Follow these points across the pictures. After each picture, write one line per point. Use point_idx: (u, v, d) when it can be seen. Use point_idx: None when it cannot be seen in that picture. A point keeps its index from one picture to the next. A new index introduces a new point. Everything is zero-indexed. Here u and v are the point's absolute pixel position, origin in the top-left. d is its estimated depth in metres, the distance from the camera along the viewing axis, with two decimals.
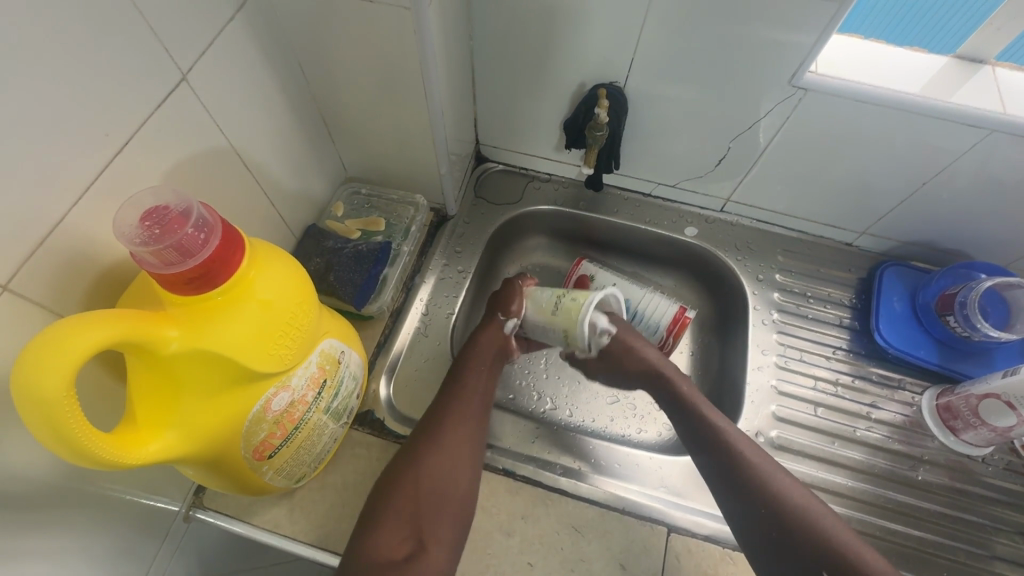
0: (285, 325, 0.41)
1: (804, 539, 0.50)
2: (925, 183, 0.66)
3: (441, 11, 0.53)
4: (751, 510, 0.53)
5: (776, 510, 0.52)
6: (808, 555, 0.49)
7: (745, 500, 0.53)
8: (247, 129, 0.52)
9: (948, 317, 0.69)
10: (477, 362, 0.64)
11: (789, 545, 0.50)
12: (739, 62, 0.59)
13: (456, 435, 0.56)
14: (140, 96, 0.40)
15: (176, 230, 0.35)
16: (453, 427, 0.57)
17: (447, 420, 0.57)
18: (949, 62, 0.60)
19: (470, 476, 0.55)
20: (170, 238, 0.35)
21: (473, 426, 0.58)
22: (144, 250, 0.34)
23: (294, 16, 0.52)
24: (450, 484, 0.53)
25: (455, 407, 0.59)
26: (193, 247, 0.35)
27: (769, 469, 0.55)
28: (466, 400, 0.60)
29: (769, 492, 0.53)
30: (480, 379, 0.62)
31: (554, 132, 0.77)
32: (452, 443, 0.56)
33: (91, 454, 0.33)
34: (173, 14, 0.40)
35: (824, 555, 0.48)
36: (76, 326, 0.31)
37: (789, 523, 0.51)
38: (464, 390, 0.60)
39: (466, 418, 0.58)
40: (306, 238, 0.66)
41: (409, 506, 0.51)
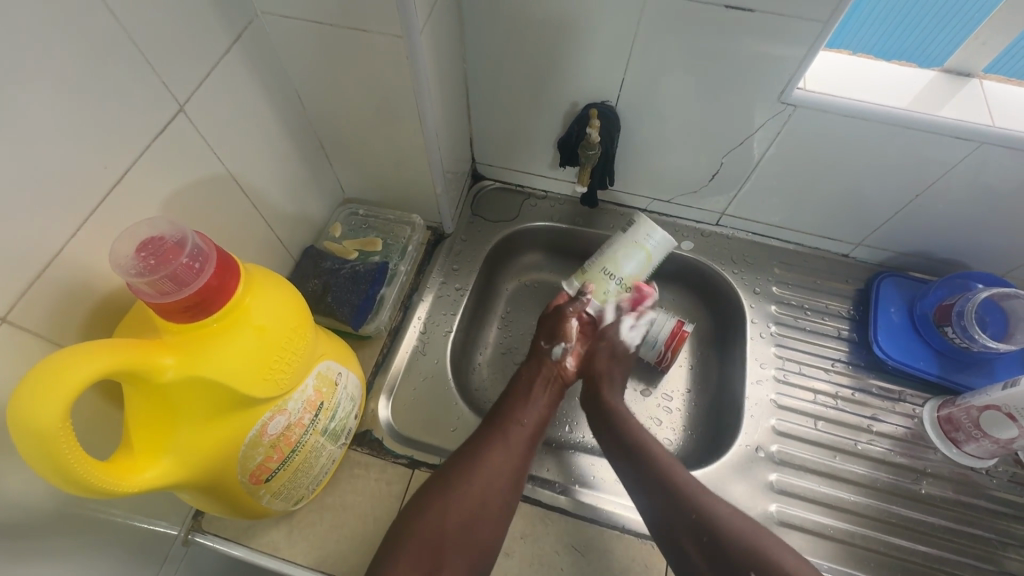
0: (282, 349, 0.42)
1: (739, 558, 0.49)
2: (918, 194, 0.66)
3: (434, 37, 0.55)
4: (684, 530, 0.52)
5: (710, 527, 0.51)
6: (746, 570, 0.48)
7: (678, 526, 0.53)
8: (244, 155, 0.53)
9: (946, 328, 0.69)
10: (528, 394, 0.65)
11: (726, 563, 0.49)
12: (728, 79, 0.61)
13: (497, 466, 0.57)
14: (140, 127, 0.41)
15: (170, 261, 0.36)
16: (497, 456, 0.57)
17: (493, 449, 0.58)
18: (937, 75, 0.61)
19: (503, 511, 0.55)
20: (164, 270, 0.35)
21: (517, 459, 0.58)
22: (139, 282, 0.35)
23: (290, 44, 0.53)
24: (481, 515, 0.53)
25: (500, 437, 0.59)
26: (187, 277, 0.36)
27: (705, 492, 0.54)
28: (514, 431, 0.60)
29: (703, 510, 0.52)
30: (529, 411, 0.63)
31: (549, 149, 0.78)
32: (491, 473, 0.56)
33: (88, 482, 0.33)
34: (172, 48, 0.42)
35: (762, 571, 0.47)
36: (72, 357, 0.32)
37: (726, 544, 0.50)
38: (504, 422, 0.61)
39: (510, 451, 0.59)
40: (304, 259, 0.67)
41: (434, 532, 0.51)
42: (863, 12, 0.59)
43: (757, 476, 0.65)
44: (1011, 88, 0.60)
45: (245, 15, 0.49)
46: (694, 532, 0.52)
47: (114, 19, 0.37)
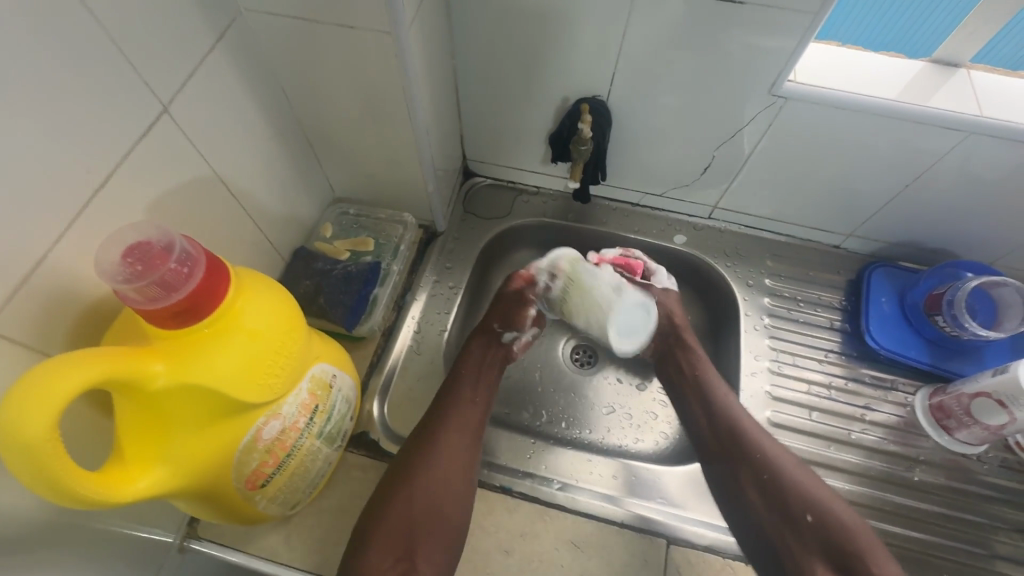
0: (276, 352, 0.41)
1: (798, 500, 0.56)
2: (908, 184, 0.67)
3: (423, 32, 0.54)
4: (750, 471, 0.59)
5: (771, 469, 0.58)
6: (802, 512, 0.55)
7: (749, 467, 0.59)
8: (232, 156, 0.52)
9: (936, 316, 0.69)
10: (479, 372, 0.66)
11: (784, 504, 0.56)
12: (719, 72, 0.60)
13: (452, 448, 0.58)
14: (121, 131, 0.40)
15: (157, 266, 0.35)
16: (449, 434, 0.58)
17: (445, 428, 0.59)
18: (925, 65, 0.61)
19: (465, 485, 0.56)
20: (151, 275, 0.35)
21: (469, 434, 0.59)
22: (128, 290, 0.34)
23: (275, 41, 0.52)
24: (443, 495, 0.55)
25: (451, 415, 0.60)
26: (176, 282, 0.35)
27: (769, 441, 0.60)
28: (464, 409, 0.61)
29: (768, 456, 0.59)
30: (477, 388, 0.64)
31: (541, 145, 0.78)
32: (446, 452, 0.57)
33: (77, 495, 0.33)
34: (153, 47, 0.41)
35: (817, 514, 0.55)
36: (59, 367, 0.31)
37: (787, 489, 0.57)
38: (457, 402, 0.61)
39: (462, 426, 0.60)
40: (296, 260, 0.66)
41: (401, 521, 0.53)
42: (847, 5, 0.59)
43: None
44: (998, 78, 0.60)
45: (229, 13, 0.48)
46: (757, 474, 0.58)
47: (93, 20, 0.36)
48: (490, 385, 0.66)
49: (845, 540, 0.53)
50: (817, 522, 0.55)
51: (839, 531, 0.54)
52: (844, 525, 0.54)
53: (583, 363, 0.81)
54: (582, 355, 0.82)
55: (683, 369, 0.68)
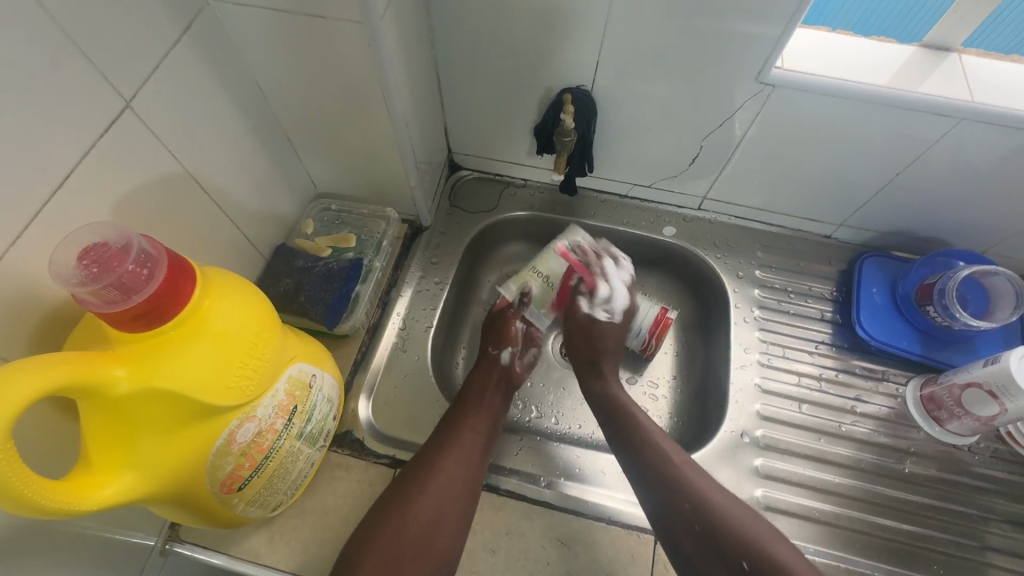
0: (247, 353, 0.40)
1: (732, 543, 0.50)
2: (899, 173, 0.65)
3: (398, 22, 0.52)
4: (679, 523, 0.53)
5: (703, 517, 0.52)
6: (738, 563, 0.49)
7: (685, 520, 0.53)
8: (203, 152, 0.51)
9: (927, 307, 0.68)
10: (481, 402, 0.63)
11: (717, 550, 0.51)
12: (705, 60, 0.59)
13: (452, 473, 0.56)
14: (80, 128, 0.38)
15: (114, 267, 0.34)
16: (449, 464, 0.56)
17: (445, 456, 0.57)
18: (916, 51, 0.60)
19: (460, 519, 0.54)
20: (109, 278, 0.33)
21: (469, 464, 0.57)
22: (84, 293, 0.33)
23: (246, 33, 0.50)
24: (437, 526, 0.52)
25: (453, 443, 0.58)
26: (135, 284, 0.34)
27: (703, 483, 0.55)
28: (467, 438, 0.59)
29: (700, 502, 0.53)
30: (481, 417, 0.62)
31: (526, 137, 0.76)
32: (446, 481, 0.55)
33: (38, 504, 0.32)
34: (112, 41, 0.39)
35: (753, 561, 0.49)
36: (13, 373, 0.30)
37: (722, 536, 0.51)
38: (463, 427, 0.60)
39: (462, 456, 0.57)
40: (276, 258, 0.65)
41: (391, 547, 0.50)
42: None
43: (743, 462, 0.65)
44: (990, 63, 0.59)
45: (195, 4, 0.46)
46: (688, 525, 0.53)
47: (45, 13, 0.34)
48: (491, 413, 0.63)
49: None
50: (754, 569, 0.48)
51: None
52: (785, 569, 0.47)
53: None
54: None
55: (617, 406, 0.65)
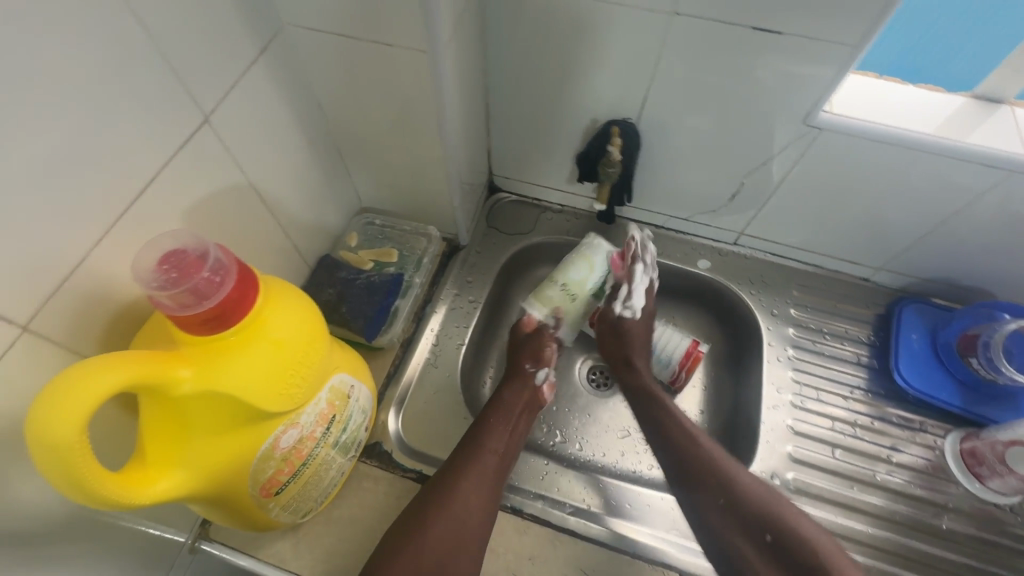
0: (298, 362, 0.42)
1: (755, 516, 0.53)
2: (944, 220, 0.65)
3: (458, 51, 0.55)
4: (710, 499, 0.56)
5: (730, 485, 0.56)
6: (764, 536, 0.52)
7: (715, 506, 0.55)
8: (266, 165, 0.53)
9: (970, 358, 0.67)
10: (503, 421, 0.63)
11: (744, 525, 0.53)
12: (752, 100, 0.60)
13: (472, 494, 0.55)
14: (163, 139, 0.41)
15: (191, 275, 0.36)
16: (471, 479, 0.56)
17: (467, 472, 0.57)
18: (966, 101, 0.60)
19: (478, 536, 0.54)
20: (186, 283, 0.35)
21: (491, 481, 0.57)
22: (163, 295, 0.34)
23: (315, 56, 0.53)
24: (459, 543, 0.52)
25: (475, 460, 0.58)
26: (208, 290, 0.36)
27: (734, 467, 0.58)
28: (488, 455, 0.59)
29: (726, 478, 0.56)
30: (501, 435, 0.62)
31: (567, 164, 0.78)
32: (466, 497, 0.55)
33: (96, 492, 0.33)
34: (199, 61, 0.42)
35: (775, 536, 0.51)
36: (91, 368, 0.32)
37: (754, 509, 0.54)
38: (483, 448, 0.60)
39: (485, 472, 0.58)
40: (319, 268, 0.67)
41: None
42: (895, 26, 0.58)
43: None
44: None
45: (272, 27, 0.49)
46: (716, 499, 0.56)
47: (146, 33, 0.37)
48: (511, 434, 0.63)
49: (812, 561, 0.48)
50: (777, 542, 0.51)
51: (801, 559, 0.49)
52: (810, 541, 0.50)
53: (599, 384, 0.81)
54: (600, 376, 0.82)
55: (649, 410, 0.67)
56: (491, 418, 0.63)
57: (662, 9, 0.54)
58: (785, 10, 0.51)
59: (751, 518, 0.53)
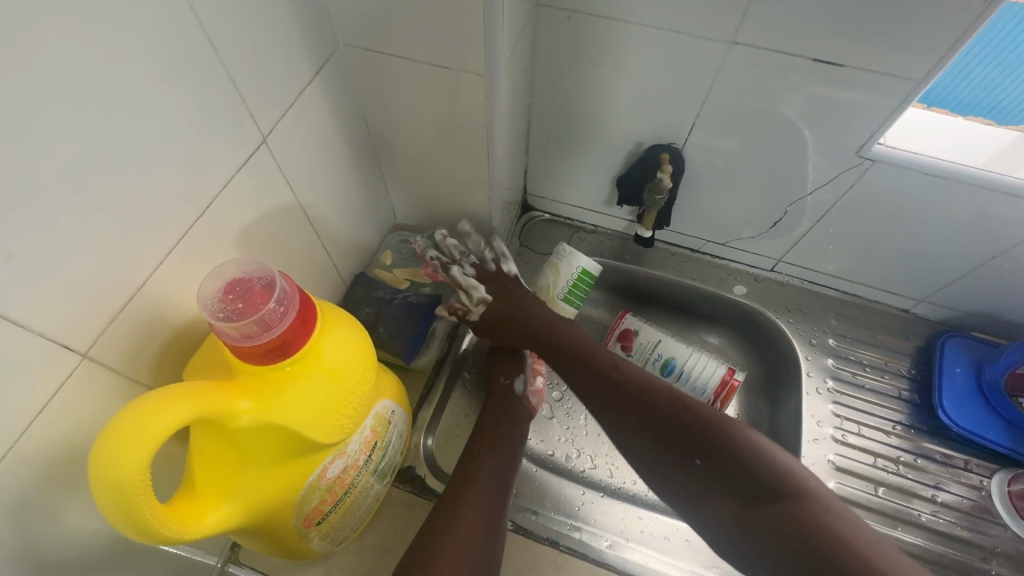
0: (350, 390, 0.41)
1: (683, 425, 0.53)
2: (995, 256, 0.64)
3: (512, 73, 0.54)
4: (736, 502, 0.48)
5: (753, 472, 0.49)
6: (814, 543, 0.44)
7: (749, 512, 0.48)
8: (313, 183, 0.53)
9: (1020, 399, 0.65)
10: (497, 442, 0.59)
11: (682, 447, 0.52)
12: (805, 130, 0.59)
13: (473, 516, 0.51)
14: (224, 161, 0.40)
15: (258, 305, 0.35)
16: (467, 506, 0.52)
17: (463, 498, 0.52)
18: (1023, 135, 0.58)
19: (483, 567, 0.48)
20: (254, 314, 0.34)
21: (489, 504, 0.53)
22: (231, 325, 0.33)
23: (366, 75, 0.53)
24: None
25: (471, 485, 0.54)
26: (274, 320, 0.35)
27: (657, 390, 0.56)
28: (482, 479, 0.55)
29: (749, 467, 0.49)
30: (496, 456, 0.58)
31: (605, 186, 0.77)
32: (467, 523, 0.50)
33: (150, 526, 0.32)
34: (261, 82, 0.41)
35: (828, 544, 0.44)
36: (156, 403, 0.31)
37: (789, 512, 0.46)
38: (474, 468, 0.56)
39: (483, 496, 0.53)
40: (355, 285, 0.65)
41: None
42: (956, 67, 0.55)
43: None
44: None
45: (329, 47, 0.49)
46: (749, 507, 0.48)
47: (215, 55, 0.36)
48: (506, 456, 0.59)
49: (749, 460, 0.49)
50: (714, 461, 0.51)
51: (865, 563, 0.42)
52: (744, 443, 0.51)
53: None
54: None
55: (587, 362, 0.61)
56: (479, 438, 0.59)
57: (720, 37, 0.53)
58: (849, 43, 0.50)
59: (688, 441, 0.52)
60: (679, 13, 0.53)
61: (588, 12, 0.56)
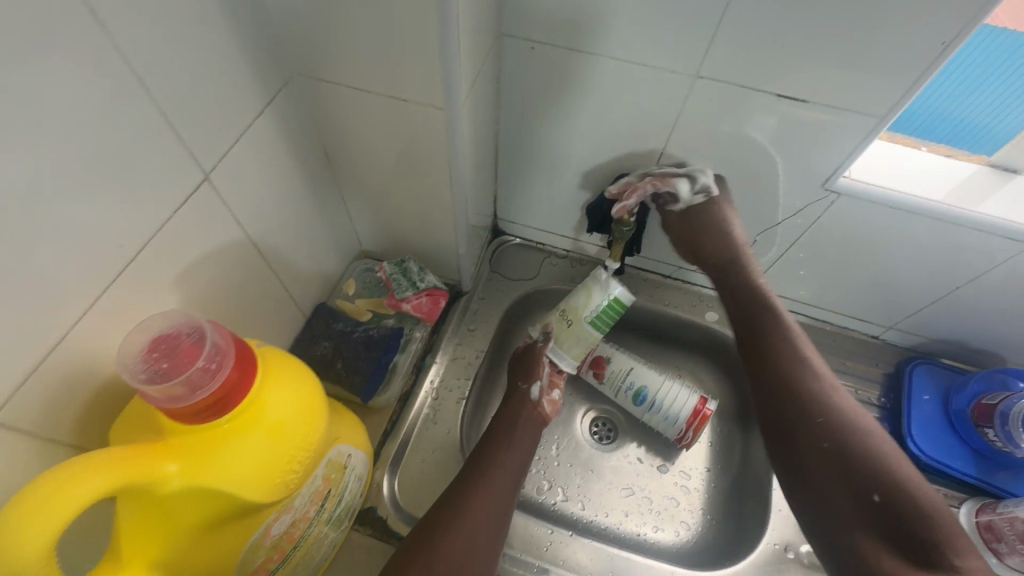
0: (296, 444, 0.39)
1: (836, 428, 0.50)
2: (960, 286, 0.64)
3: (474, 104, 0.52)
4: (808, 439, 0.50)
5: (830, 417, 0.50)
6: (868, 489, 0.45)
7: (807, 450, 0.50)
8: (266, 217, 0.50)
9: (987, 429, 0.65)
10: (512, 442, 0.61)
11: (826, 454, 0.49)
12: (772, 161, 0.59)
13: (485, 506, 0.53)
14: (159, 202, 0.38)
15: (184, 365, 0.32)
16: (481, 499, 0.53)
17: (476, 491, 0.54)
18: (980, 169, 0.59)
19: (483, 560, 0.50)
20: (179, 375, 0.32)
21: (501, 500, 0.55)
22: (152, 389, 0.30)
23: (322, 103, 0.51)
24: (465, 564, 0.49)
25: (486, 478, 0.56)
26: (202, 381, 0.32)
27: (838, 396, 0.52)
28: (498, 474, 0.57)
29: (829, 412, 0.51)
30: (514, 454, 0.60)
31: (576, 213, 0.76)
32: (476, 516, 0.52)
33: None
34: (200, 118, 0.39)
35: (885, 493, 0.44)
36: (65, 477, 0.28)
37: (854, 455, 0.47)
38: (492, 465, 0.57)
39: (494, 492, 0.55)
40: (315, 317, 0.63)
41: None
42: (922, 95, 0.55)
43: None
44: None
45: (281, 77, 0.47)
46: (815, 442, 0.50)
47: (144, 92, 0.34)
48: (522, 455, 0.60)
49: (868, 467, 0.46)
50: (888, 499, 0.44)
51: (919, 515, 0.43)
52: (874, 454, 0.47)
53: (602, 438, 0.78)
54: (602, 429, 0.79)
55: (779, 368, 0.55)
56: (495, 435, 0.61)
57: (684, 70, 0.53)
58: (812, 79, 0.50)
59: (851, 453, 0.47)
60: (643, 46, 0.52)
61: (552, 43, 0.55)
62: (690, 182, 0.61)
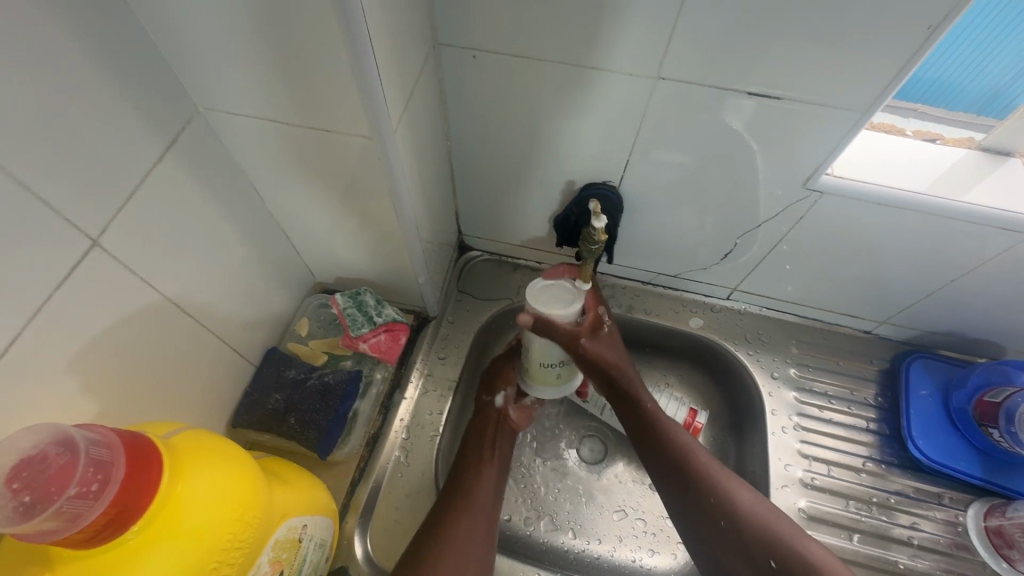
0: (224, 544, 0.33)
1: (758, 544, 0.50)
2: (955, 280, 0.60)
3: (411, 127, 0.47)
4: (705, 522, 0.53)
5: (730, 513, 0.52)
6: (766, 557, 0.50)
7: (698, 510, 0.54)
8: (188, 273, 0.45)
9: (991, 429, 0.62)
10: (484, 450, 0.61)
11: (744, 549, 0.51)
12: (746, 160, 0.54)
13: (481, 500, 0.56)
14: (34, 283, 0.33)
15: (54, 495, 0.27)
16: (462, 525, 0.53)
17: (456, 515, 0.53)
18: (972, 154, 0.55)
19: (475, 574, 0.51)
20: (46, 508, 0.27)
21: (483, 521, 0.54)
22: (16, 529, 0.26)
23: (237, 139, 0.45)
24: None
25: (466, 501, 0.55)
26: (82, 509, 0.28)
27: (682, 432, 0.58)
28: (476, 494, 0.56)
29: (723, 498, 0.53)
30: (489, 465, 0.59)
31: (544, 226, 0.70)
32: (463, 544, 0.51)
33: None
34: (77, 181, 0.34)
35: (780, 559, 0.49)
36: None
37: (763, 542, 0.50)
38: (478, 467, 0.59)
39: (475, 512, 0.54)
40: (265, 366, 0.58)
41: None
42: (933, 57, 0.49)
43: None
44: None
45: (183, 114, 0.41)
46: (713, 519, 0.53)
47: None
48: (501, 456, 0.61)
49: (760, 527, 0.51)
50: (782, 567, 0.49)
51: (805, 574, 0.48)
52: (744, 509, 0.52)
53: (591, 458, 0.74)
54: (590, 448, 0.75)
55: (710, 517, 0.53)
56: (468, 449, 0.61)
57: (641, 73, 0.48)
58: (780, 74, 0.45)
59: (752, 542, 0.51)
60: (592, 48, 0.47)
61: (493, 50, 0.49)
62: (598, 219, 0.52)
